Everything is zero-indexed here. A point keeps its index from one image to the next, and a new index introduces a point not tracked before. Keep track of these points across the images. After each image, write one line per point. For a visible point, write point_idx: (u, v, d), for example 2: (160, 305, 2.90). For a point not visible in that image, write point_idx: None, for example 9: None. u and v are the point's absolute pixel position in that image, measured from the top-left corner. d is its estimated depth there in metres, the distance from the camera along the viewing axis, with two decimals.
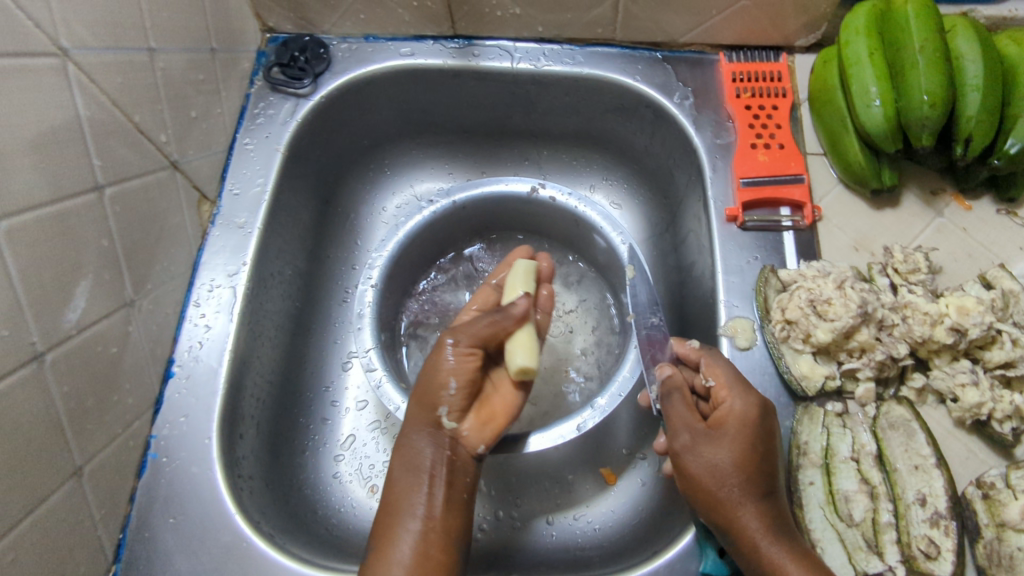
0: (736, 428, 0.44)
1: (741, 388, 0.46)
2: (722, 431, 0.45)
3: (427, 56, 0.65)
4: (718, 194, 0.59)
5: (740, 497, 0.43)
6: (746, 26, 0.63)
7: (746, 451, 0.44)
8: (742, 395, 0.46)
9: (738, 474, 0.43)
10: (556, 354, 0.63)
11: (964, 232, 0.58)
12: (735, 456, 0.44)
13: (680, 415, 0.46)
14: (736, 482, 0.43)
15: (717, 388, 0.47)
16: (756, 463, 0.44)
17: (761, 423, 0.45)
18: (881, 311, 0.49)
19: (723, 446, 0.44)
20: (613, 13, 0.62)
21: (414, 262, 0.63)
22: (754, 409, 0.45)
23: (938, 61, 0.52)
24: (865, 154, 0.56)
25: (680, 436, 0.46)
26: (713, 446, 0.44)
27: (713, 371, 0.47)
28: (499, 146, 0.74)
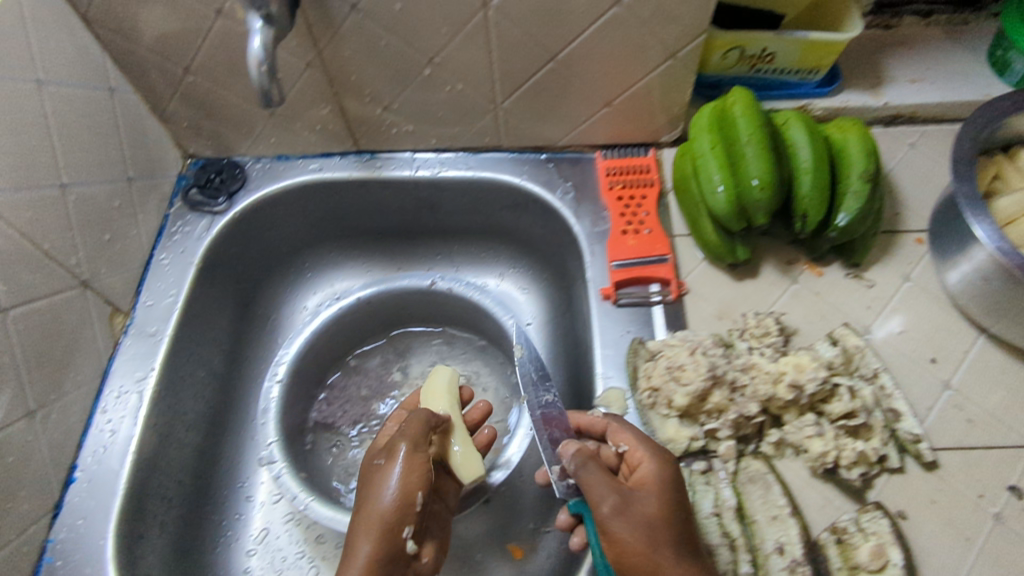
0: (656, 488, 0.47)
1: (651, 446, 0.51)
2: (642, 494, 0.48)
3: (334, 170, 0.72)
4: (597, 275, 0.65)
5: (676, 556, 0.45)
6: (615, 128, 0.70)
7: (669, 509, 0.47)
8: (659, 456, 0.49)
9: (671, 533, 0.46)
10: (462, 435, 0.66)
11: (817, 297, 0.64)
12: (660, 515, 0.46)
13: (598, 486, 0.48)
14: (665, 545, 0.45)
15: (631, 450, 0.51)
16: (674, 521, 0.46)
17: (678, 479, 0.49)
18: (731, 374, 0.54)
19: (648, 509, 0.46)
20: (495, 125, 0.70)
21: (326, 356, 0.68)
22: (669, 466, 0.49)
23: (766, 149, 0.59)
24: (717, 233, 0.63)
25: (607, 500, 0.47)
26: (625, 509, 0.47)
27: (622, 435, 0.52)
28: (412, 244, 0.81)
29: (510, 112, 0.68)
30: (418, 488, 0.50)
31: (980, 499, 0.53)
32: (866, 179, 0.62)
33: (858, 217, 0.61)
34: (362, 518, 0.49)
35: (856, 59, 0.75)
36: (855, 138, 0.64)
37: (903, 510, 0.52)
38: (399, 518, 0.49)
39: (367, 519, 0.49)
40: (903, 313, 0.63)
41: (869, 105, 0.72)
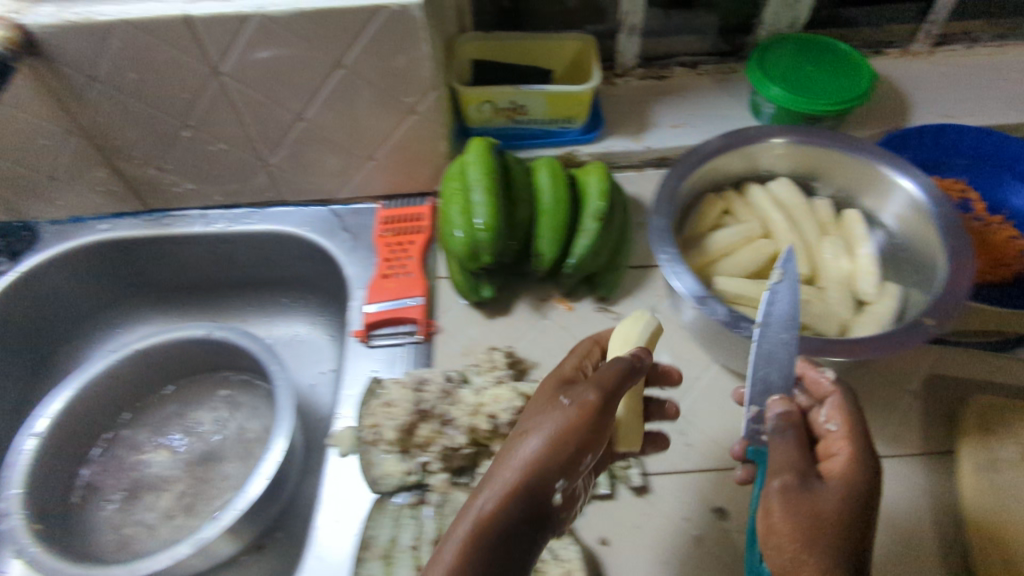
0: (848, 473, 0.42)
1: (851, 433, 0.45)
2: (829, 478, 0.42)
3: (123, 229, 0.76)
4: (354, 319, 0.67)
5: (839, 533, 0.39)
6: (389, 180, 0.74)
7: (869, 488, 0.42)
8: (862, 442, 0.44)
9: (844, 506, 0.40)
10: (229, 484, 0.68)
11: (563, 330, 0.67)
12: (831, 498, 0.41)
13: (536, 420, 0.44)
14: (848, 509, 0.40)
15: (837, 433, 0.45)
16: (581, 430, 0.43)
17: (875, 468, 0.43)
18: (441, 407, 0.56)
19: (823, 489, 0.41)
20: (271, 181, 0.74)
21: (101, 411, 0.70)
22: (854, 449, 0.44)
23: (493, 193, 0.63)
24: (462, 274, 0.66)
25: (785, 477, 0.42)
26: (540, 431, 0.43)
27: (836, 413, 0.46)
28: (221, 297, 0.83)
29: (280, 169, 0.72)
30: (582, 440, 0.42)
31: (683, 521, 0.55)
32: (599, 217, 0.65)
33: (590, 254, 0.64)
34: (502, 459, 0.43)
35: (625, 106, 0.81)
36: (596, 178, 0.68)
37: (605, 536, 0.54)
38: (556, 460, 0.42)
39: (568, 424, 0.43)
40: None
41: (633, 149, 0.76)
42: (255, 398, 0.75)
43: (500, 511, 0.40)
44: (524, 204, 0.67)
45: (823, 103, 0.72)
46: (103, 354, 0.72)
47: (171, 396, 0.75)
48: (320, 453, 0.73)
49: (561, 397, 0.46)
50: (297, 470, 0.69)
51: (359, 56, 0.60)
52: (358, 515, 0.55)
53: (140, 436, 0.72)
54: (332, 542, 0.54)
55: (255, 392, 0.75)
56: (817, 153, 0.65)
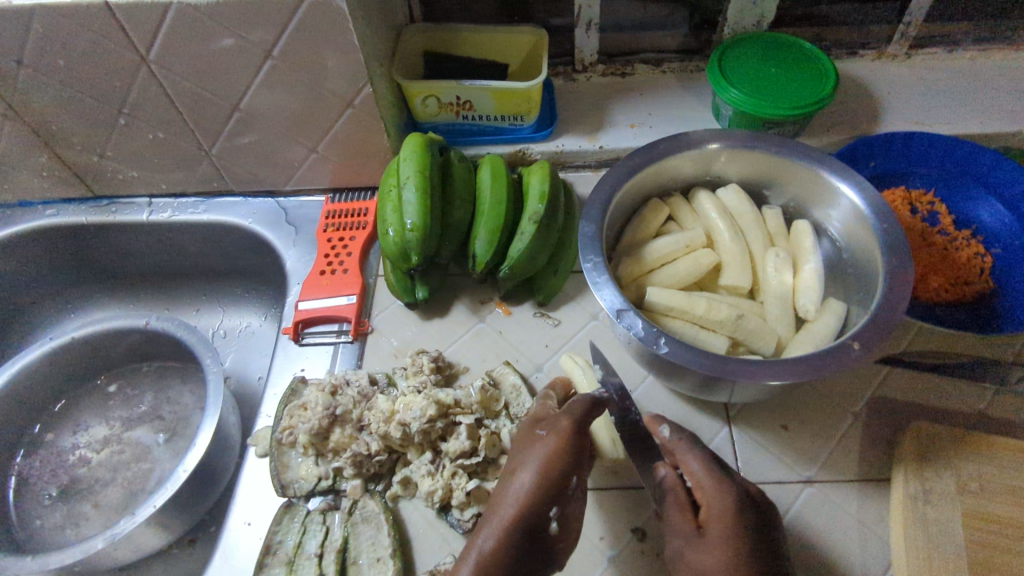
0: (718, 526, 0.45)
1: (715, 483, 0.47)
2: (707, 530, 0.46)
3: (68, 214, 0.75)
4: (288, 316, 0.67)
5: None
6: (334, 172, 0.74)
7: (734, 535, 0.44)
8: (718, 488, 0.46)
9: (720, 559, 0.44)
10: (159, 476, 0.68)
11: (499, 335, 0.65)
12: (714, 557, 0.44)
13: (521, 453, 0.50)
14: (727, 560, 0.44)
15: (697, 485, 0.48)
16: (568, 463, 0.48)
17: (745, 507, 0.46)
18: (356, 411, 0.55)
19: (704, 551, 0.45)
20: (216, 171, 0.73)
21: (36, 396, 0.70)
22: (726, 502, 0.46)
23: (426, 194, 0.61)
24: (396, 274, 0.64)
25: (676, 542, 0.47)
26: (534, 464, 0.48)
27: (690, 467, 0.48)
28: (173, 287, 0.83)
29: (224, 159, 0.71)
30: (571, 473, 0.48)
31: (600, 541, 0.53)
32: (534, 220, 0.63)
33: (524, 257, 0.63)
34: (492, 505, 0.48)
35: (587, 103, 0.79)
36: (537, 179, 0.66)
37: None
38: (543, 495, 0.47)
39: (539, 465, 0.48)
40: (579, 352, 0.63)
41: (585, 148, 0.75)
42: (195, 388, 0.74)
43: (512, 531, 0.46)
44: (462, 205, 0.65)
45: (781, 110, 0.70)
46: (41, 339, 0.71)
47: (111, 384, 0.75)
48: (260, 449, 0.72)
49: (538, 433, 0.51)
50: (232, 465, 0.68)
51: (287, 47, 0.59)
52: (268, 518, 0.54)
53: (74, 423, 0.72)
54: (241, 545, 0.53)
55: (195, 382, 0.75)
56: (763, 159, 0.63)
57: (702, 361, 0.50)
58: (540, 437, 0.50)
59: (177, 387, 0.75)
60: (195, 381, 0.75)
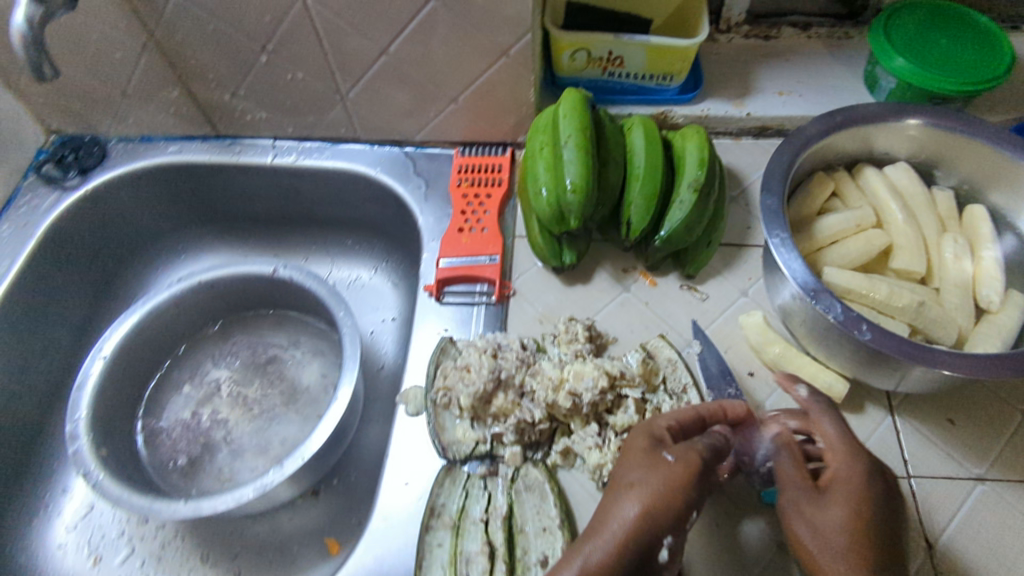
0: (853, 491, 0.44)
1: (848, 454, 0.45)
2: (835, 489, 0.44)
3: (192, 152, 0.73)
4: (427, 273, 0.65)
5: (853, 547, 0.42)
6: (469, 125, 0.70)
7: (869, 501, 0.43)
8: (856, 455, 0.45)
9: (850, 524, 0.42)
10: (286, 425, 0.67)
11: (645, 306, 0.63)
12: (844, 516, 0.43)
13: (626, 471, 0.44)
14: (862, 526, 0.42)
15: (828, 450, 0.46)
16: (683, 496, 0.41)
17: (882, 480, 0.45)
18: (518, 377, 0.54)
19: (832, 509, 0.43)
20: (347, 117, 0.70)
21: (163, 337, 0.69)
22: (861, 474, 0.44)
23: (588, 154, 0.59)
24: (544, 237, 0.62)
25: (787, 495, 0.45)
26: (642, 482, 0.42)
27: (824, 431, 0.47)
28: (286, 234, 0.81)
29: (358, 104, 0.68)
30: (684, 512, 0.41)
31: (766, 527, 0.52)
32: (696, 188, 0.60)
33: (684, 226, 0.60)
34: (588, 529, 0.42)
35: (730, 66, 0.75)
36: (695, 146, 0.63)
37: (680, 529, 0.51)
38: (650, 529, 0.40)
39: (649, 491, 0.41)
40: (732, 329, 0.61)
41: (732, 114, 0.71)
42: (315, 338, 0.72)
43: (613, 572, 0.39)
44: (616, 167, 0.62)
45: (953, 84, 0.66)
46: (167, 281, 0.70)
47: (231, 330, 0.73)
48: (380, 405, 0.71)
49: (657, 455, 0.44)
50: (358, 420, 0.68)
51: None
52: (426, 479, 0.53)
53: (196, 366, 0.71)
54: (400, 505, 0.52)
55: (314, 333, 0.73)
56: (943, 138, 0.60)
57: (897, 346, 0.48)
58: (652, 459, 0.44)
59: (297, 336, 0.73)
60: (314, 331, 0.73)
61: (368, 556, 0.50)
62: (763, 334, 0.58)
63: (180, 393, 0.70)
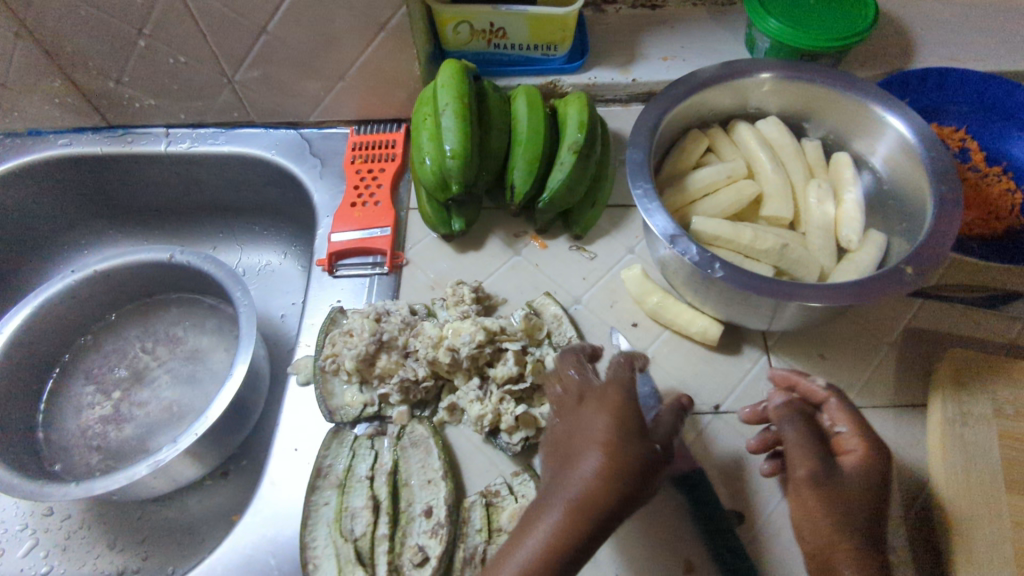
0: (862, 474, 0.42)
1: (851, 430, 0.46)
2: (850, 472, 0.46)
3: (83, 144, 0.72)
4: (320, 248, 0.66)
5: (842, 526, 0.41)
6: (361, 103, 0.71)
7: (869, 482, 0.42)
8: (871, 439, 0.44)
9: (868, 497, 0.42)
10: (190, 407, 0.68)
11: (535, 267, 0.64)
12: (857, 499, 0.41)
13: (584, 425, 0.43)
14: (823, 514, 0.41)
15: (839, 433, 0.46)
16: (640, 445, 0.40)
17: (887, 451, 0.44)
18: (402, 338, 0.55)
19: (847, 489, 0.42)
20: (237, 100, 0.70)
21: (60, 328, 0.68)
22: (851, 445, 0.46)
23: (466, 121, 0.60)
24: (433, 205, 0.63)
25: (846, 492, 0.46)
26: (601, 436, 0.41)
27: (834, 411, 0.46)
28: (191, 223, 0.81)
29: (246, 87, 0.69)
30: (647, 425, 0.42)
31: None
32: (575, 149, 0.62)
33: (565, 188, 0.62)
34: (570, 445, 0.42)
35: (618, 36, 0.77)
36: (575, 109, 0.65)
37: None
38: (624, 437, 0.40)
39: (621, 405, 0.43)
40: (618, 284, 0.63)
41: (618, 81, 0.73)
42: (221, 323, 0.74)
43: (573, 531, 0.38)
44: (498, 134, 0.64)
45: (819, 41, 0.69)
46: (62, 273, 0.69)
47: (133, 321, 0.74)
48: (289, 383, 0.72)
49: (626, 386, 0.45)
50: (264, 397, 0.68)
51: None
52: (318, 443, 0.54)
53: (98, 357, 0.71)
54: (290, 471, 0.53)
55: (220, 317, 0.74)
56: (806, 89, 0.62)
57: (755, 284, 0.50)
58: (613, 411, 0.42)
59: (201, 322, 0.74)
60: (220, 316, 0.74)
61: (257, 520, 0.51)
62: (641, 285, 0.60)
63: (83, 385, 0.70)
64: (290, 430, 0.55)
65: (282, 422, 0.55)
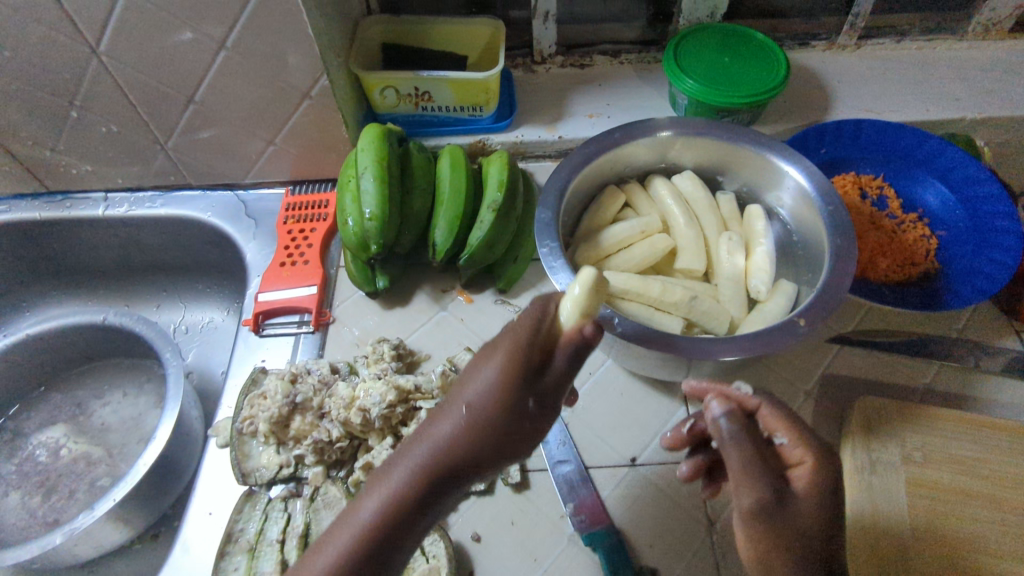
0: (811, 487, 0.37)
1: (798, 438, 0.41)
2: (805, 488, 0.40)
3: (23, 211, 0.74)
4: (248, 308, 0.66)
5: (796, 538, 0.36)
6: (295, 164, 0.74)
7: (816, 491, 0.37)
8: (816, 445, 0.39)
9: (812, 504, 0.37)
10: (120, 467, 0.67)
11: (460, 322, 0.66)
12: (809, 510, 0.37)
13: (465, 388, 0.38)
14: (775, 525, 0.36)
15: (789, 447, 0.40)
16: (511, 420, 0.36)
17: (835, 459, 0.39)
18: (318, 399, 0.56)
19: (798, 506, 0.37)
20: (172, 164, 0.72)
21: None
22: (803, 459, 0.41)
23: (385, 183, 0.62)
24: (357, 264, 0.65)
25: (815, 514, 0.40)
26: (455, 432, 0.36)
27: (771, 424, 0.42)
28: (134, 283, 0.82)
29: (180, 152, 0.71)
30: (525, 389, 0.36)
31: (561, 519, 0.53)
32: (495, 207, 0.64)
33: (484, 245, 0.63)
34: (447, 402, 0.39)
35: (547, 94, 0.80)
36: (497, 168, 0.67)
37: (478, 532, 0.53)
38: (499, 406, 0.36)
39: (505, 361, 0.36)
40: None
41: (545, 138, 0.76)
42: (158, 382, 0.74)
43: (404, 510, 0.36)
44: (422, 194, 0.66)
45: (735, 98, 0.72)
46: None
47: (71, 384, 0.74)
48: None
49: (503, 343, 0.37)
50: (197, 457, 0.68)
51: (238, 38, 0.59)
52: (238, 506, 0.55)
53: (32, 420, 0.71)
54: (204, 535, 0.53)
55: (157, 376, 0.74)
56: (715, 145, 0.65)
57: (655, 337, 0.51)
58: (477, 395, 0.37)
59: (138, 383, 0.74)
60: (157, 375, 0.75)
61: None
62: None
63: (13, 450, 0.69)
64: (206, 493, 0.55)
65: (200, 485, 0.55)
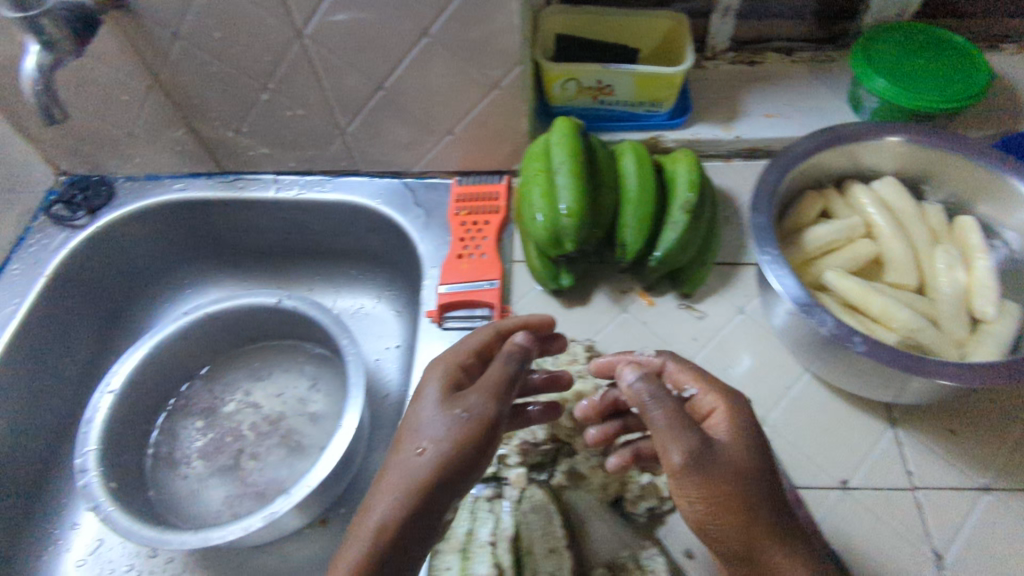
0: (733, 444, 0.42)
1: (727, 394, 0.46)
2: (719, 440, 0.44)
3: (199, 190, 0.75)
4: (428, 298, 0.65)
5: (761, 491, 0.41)
6: (466, 155, 0.72)
7: (738, 439, 0.43)
8: (736, 402, 0.45)
9: (751, 464, 0.42)
10: (293, 452, 0.68)
11: (644, 324, 0.64)
12: (734, 456, 0.42)
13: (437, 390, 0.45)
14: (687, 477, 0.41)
15: (714, 408, 0.45)
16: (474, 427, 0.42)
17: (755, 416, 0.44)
18: (521, 400, 0.55)
19: (728, 450, 0.42)
20: (347, 150, 0.72)
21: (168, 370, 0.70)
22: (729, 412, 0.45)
23: (579, 179, 0.60)
24: (541, 261, 0.63)
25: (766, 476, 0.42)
26: (440, 428, 0.42)
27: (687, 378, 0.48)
28: (289, 265, 0.82)
29: (358, 138, 0.70)
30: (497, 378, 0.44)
31: None
32: (686, 210, 0.61)
33: (676, 247, 0.61)
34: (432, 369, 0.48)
35: (718, 92, 0.77)
36: (682, 169, 0.65)
37: (691, 549, 0.51)
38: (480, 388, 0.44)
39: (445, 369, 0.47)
40: (729, 344, 0.62)
41: (721, 137, 0.73)
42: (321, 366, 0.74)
43: (434, 484, 0.40)
44: (606, 191, 0.64)
45: (938, 103, 0.67)
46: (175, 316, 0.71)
47: (237, 365, 0.75)
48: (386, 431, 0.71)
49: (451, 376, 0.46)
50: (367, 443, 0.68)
51: (446, 24, 0.58)
52: None
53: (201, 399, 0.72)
54: None
55: (319, 360, 0.75)
56: (930, 154, 0.61)
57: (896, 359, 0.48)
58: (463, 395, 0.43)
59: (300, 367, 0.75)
60: (319, 359, 0.75)
61: None
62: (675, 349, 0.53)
63: (185, 428, 0.70)
64: None
65: None
